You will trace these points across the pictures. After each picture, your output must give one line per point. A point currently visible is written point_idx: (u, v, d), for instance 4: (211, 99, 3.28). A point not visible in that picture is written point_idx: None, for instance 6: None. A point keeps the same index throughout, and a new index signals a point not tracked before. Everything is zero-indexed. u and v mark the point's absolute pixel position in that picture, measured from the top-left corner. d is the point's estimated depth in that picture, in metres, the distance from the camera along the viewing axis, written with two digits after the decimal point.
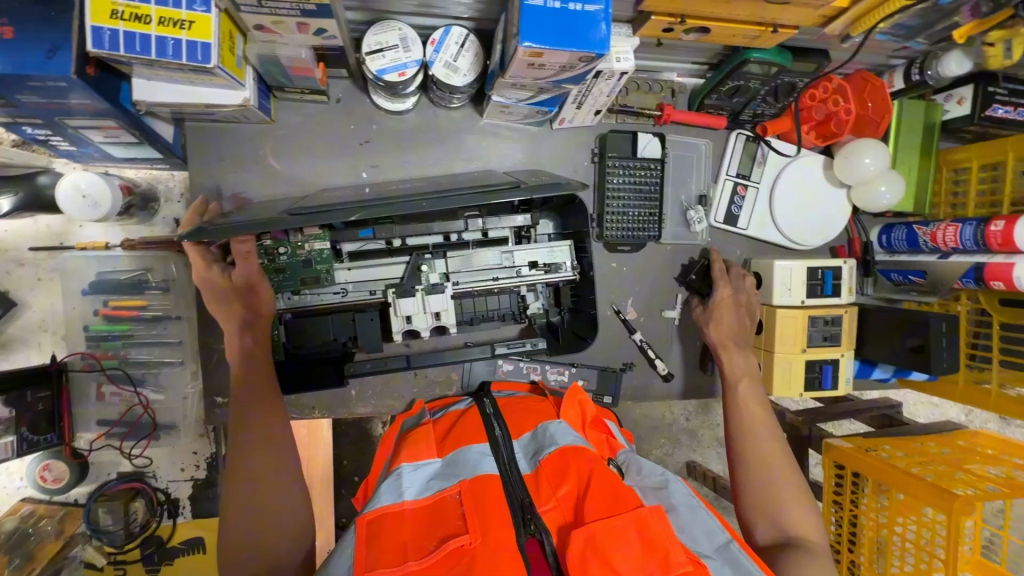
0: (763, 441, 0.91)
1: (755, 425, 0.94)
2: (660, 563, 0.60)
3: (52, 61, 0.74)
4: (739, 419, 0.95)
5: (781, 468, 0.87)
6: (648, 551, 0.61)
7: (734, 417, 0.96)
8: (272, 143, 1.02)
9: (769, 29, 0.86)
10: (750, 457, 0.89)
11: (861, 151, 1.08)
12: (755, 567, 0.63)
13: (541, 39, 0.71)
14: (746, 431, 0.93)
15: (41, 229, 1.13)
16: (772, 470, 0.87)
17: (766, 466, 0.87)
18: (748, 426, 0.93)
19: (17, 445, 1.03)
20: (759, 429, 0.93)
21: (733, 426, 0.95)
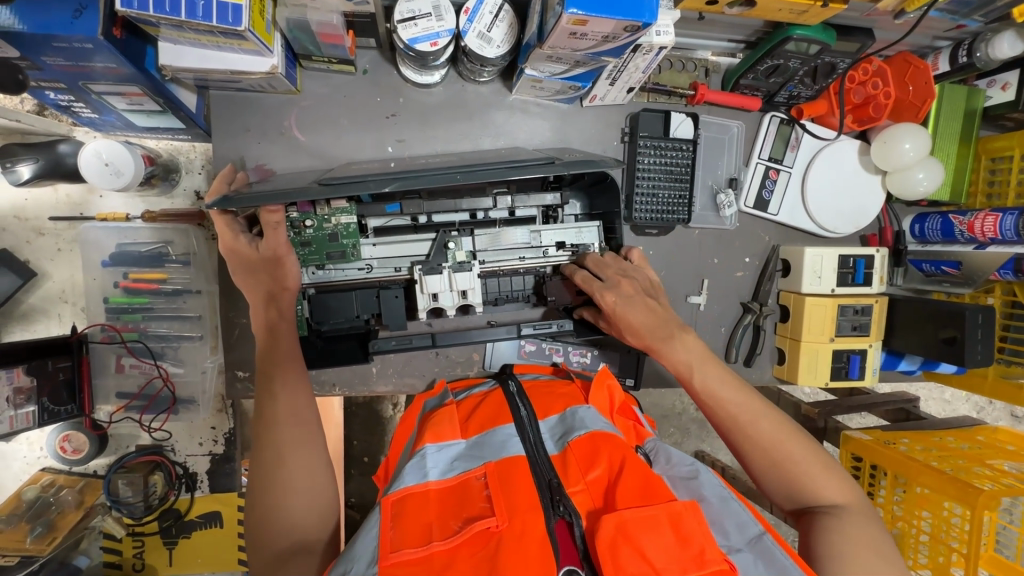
0: (756, 436, 0.80)
1: (740, 411, 0.82)
2: (694, 559, 0.58)
3: (79, 21, 0.72)
4: (722, 422, 0.83)
5: (792, 448, 0.78)
6: (681, 545, 0.59)
7: (716, 412, 0.83)
8: (297, 115, 1.00)
9: (818, 3, 0.82)
10: (758, 455, 0.79)
11: (899, 137, 1.05)
12: (789, 561, 0.60)
13: (588, 6, 0.68)
14: (736, 426, 0.81)
15: (61, 198, 1.12)
16: (784, 456, 0.78)
17: (778, 456, 0.78)
18: (735, 419, 0.82)
19: (38, 415, 1.02)
20: (747, 417, 0.81)
21: (719, 423, 0.84)
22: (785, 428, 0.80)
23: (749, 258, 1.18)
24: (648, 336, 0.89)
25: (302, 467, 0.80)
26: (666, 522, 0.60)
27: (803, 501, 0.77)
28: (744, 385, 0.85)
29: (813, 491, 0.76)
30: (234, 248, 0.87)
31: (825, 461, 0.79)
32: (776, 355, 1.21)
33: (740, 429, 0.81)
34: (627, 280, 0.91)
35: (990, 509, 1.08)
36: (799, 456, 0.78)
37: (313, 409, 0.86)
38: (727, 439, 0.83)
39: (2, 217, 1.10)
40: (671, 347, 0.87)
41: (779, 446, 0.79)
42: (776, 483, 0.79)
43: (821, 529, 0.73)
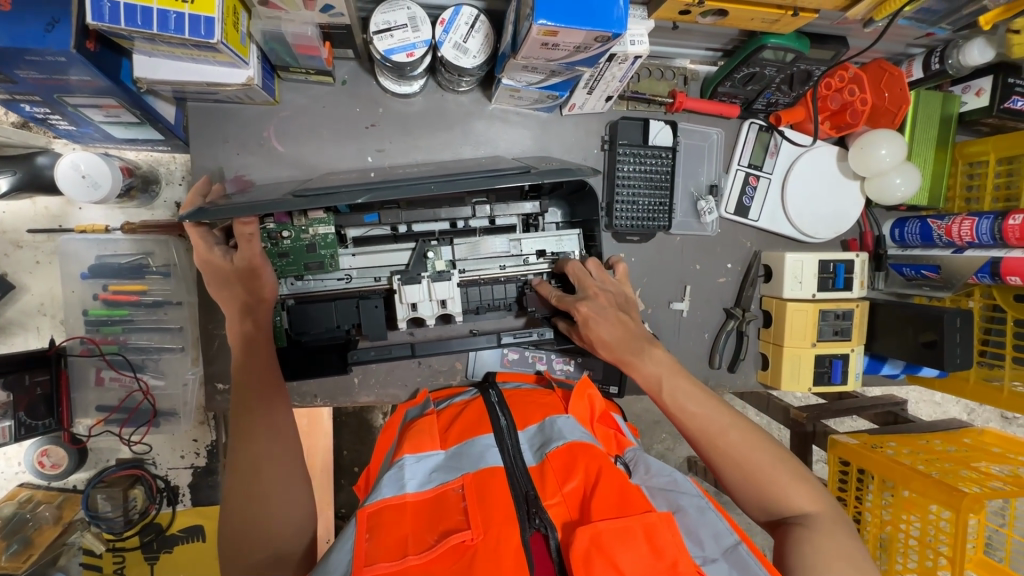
0: (725, 446, 0.80)
1: (710, 423, 0.82)
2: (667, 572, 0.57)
3: (51, 35, 0.72)
4: (691, 431, 0.83)
5: (762, 459, 0.78)
6: (654, 557, 0.58)
7: (687, 425, 0.83)
8: (276, 126, 1.00)
9: (789, 13, 0.83)
10: (729, 467, 0.79)
11: (876, 142, 1.06)
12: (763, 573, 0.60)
13: (558, 17, 0.69)
14: (706, 439, 0.81)
15: (40, 211, 1.11)
16: (755, 466, 0.78)
17: (748, 467, 0.78)
18: (705, 431, 0.82)
19: (14, 429, 1.01)
20: (717, 429, 0.81)
21: (691, 435, 0.84)
22: (754, 437, 0.80)
23: (731, 263, 1.19)
24: (620, 351, 0.89)
25: (277, 479, 0.79)
26: (640, 534, 0.60)
27: (775, 511, 0.77)
28: (713, 397, 0.85)
29: (784, 501, 0.76)
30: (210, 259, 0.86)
31: (796, 470, 0.78)
32: (759, 361, 1.22)
33: (710, 441, 0.81)
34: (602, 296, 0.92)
35: (975, 512, 1.09)
36: (767, 465, 0.78)
37: (290, 421, 0.87)
38: (699, 452, 0.83)
39: None
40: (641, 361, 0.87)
41: (748, 455, 0.79)
42: (749, 494, 0.78)
43: (793, 540, 0.73)
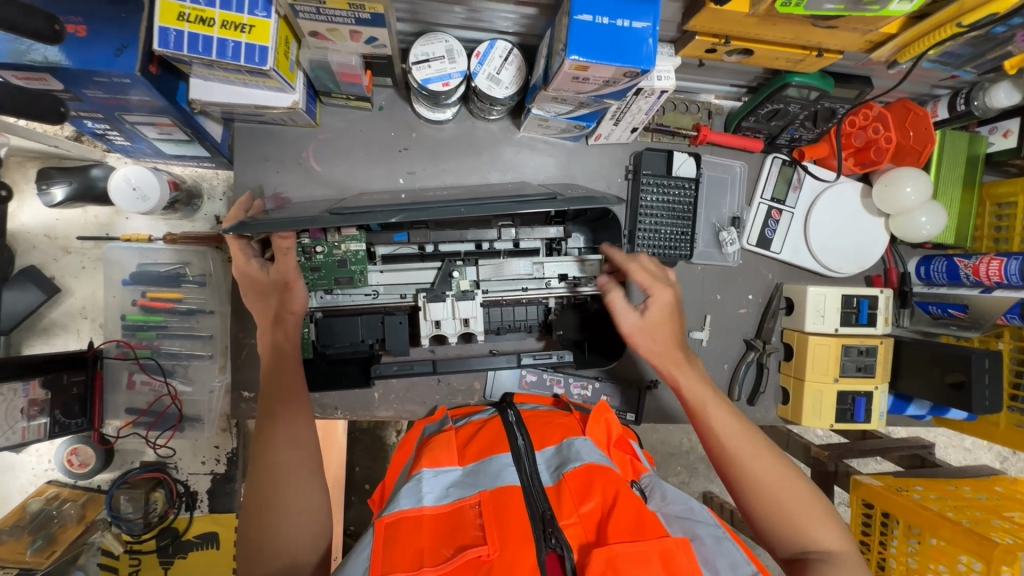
0: (756, 469, 0.79)
1: (742, 445, 0.82)
2: None
3: (120, 59, 0.79)
4: (721, 449, 0.82)
5: (790, 489, 0.78)
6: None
7: (716, 443, 0.83)
8: (315, 147, 1.05)
9: (813, 53, 0.86)
10: (754, 489, 0.78)
11: (901, 180, 1.07)
12: None
13: (589, 53, 0.72)
14: (735, 458, 0.81)
15: (90, 219, 1.17)
16: (784, 495, 0.77)
17: (776, 495, 0.77)
18: (735, 452, 0.81)
19: (49, 427, 1.04)
20: (748, 452, 0.81)
21: (717, 454, 0.83)
22: (783, 466, 0.80)
23: (752, 295, 1.19)
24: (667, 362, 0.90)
25: (297, 487, 0.81)
26: (656, 558, 0.59)
27: (796, 543, 0.75)
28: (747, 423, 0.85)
29: (809, 534, 0.75)
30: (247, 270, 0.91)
31: (822, 506, 0.78)
32: (780, 395, 1.20)
33: (738, 461, 0.81)
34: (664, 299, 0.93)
35: (1008, 565, 1.04)
36: (796, 495, 0.77)
37: (310, 429, 0.88)
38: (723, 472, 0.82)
39: (33, 236, 1.15)
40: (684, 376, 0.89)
41: (778, 481, 0.78)
42: (771, 521, 0.77)
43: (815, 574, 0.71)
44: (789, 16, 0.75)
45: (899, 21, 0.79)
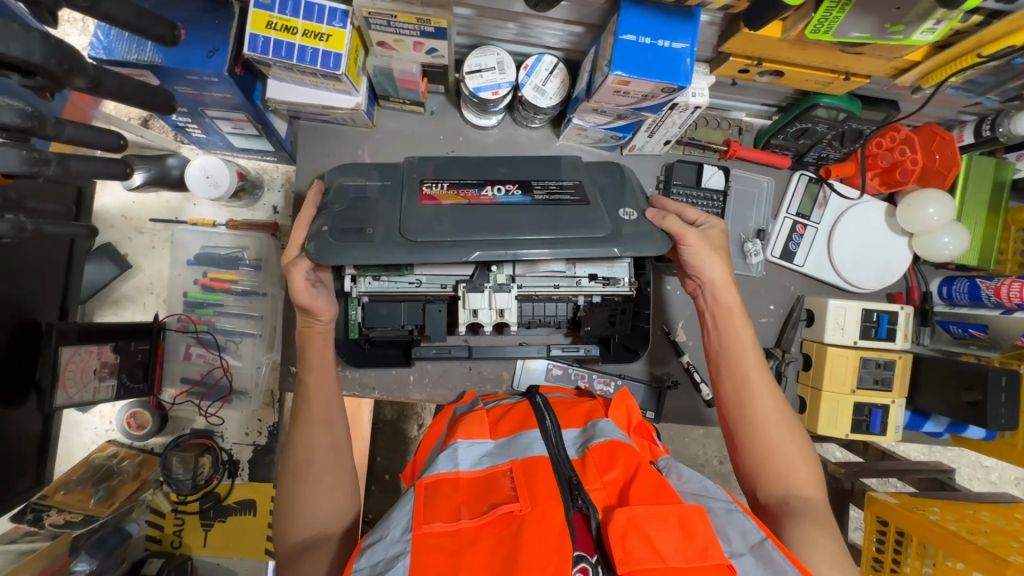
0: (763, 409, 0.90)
1: (757, 380, 0.92)
2: (697, 554, 0.63)
3: (211, 60, 0.89)
4: (735, 386, 0.93)
5: (786, 437, 0.88)
6: (687, 541, 0.64)
7: (734, 382, 0.93)
8: (370, 145, 1.14)
9: (841, 77, 0.91)
10: (755, 427, 0.89)
11: (924, 201, 1.11)
12: (788, 566, 0.64)
13: (631, 69, 0.79)
14: (747, 389, 0.92)
15: (162, 203, 1.29)
16: (779, 441, 0.88)
17: (773, 438, 0.88)
18: (751, 392, 0.91)
19: (116, 389, 1.15)
20: (761, 397, 0.91)
21: (730, 392, 0.93)
22: (786, 417, 0.90)
23: (774, 305, 1.23)
24: (718, 285, 0.97)
25: (326, 461, 0.89)
26: (674, 520, 0.65)
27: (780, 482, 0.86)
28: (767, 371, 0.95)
29: (791, 476, 0.86)
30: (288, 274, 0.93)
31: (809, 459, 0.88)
32: (797, 404, 1.23)
33: (749, 402, 0.91)
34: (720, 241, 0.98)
35: None
36: (791, 444, 0.88)
37: (342, 414, 0.96)
38: (731, 395, 0.93)
39: (111, 216, 1.27)
40: (731, 298, 0.97)
41: (779, 426, 0.89)
42: (761, 456, 0.88)
43: (789, 510, 0.82)
44: (818, 41, 0.81)
45: (923, 50, 0.84)
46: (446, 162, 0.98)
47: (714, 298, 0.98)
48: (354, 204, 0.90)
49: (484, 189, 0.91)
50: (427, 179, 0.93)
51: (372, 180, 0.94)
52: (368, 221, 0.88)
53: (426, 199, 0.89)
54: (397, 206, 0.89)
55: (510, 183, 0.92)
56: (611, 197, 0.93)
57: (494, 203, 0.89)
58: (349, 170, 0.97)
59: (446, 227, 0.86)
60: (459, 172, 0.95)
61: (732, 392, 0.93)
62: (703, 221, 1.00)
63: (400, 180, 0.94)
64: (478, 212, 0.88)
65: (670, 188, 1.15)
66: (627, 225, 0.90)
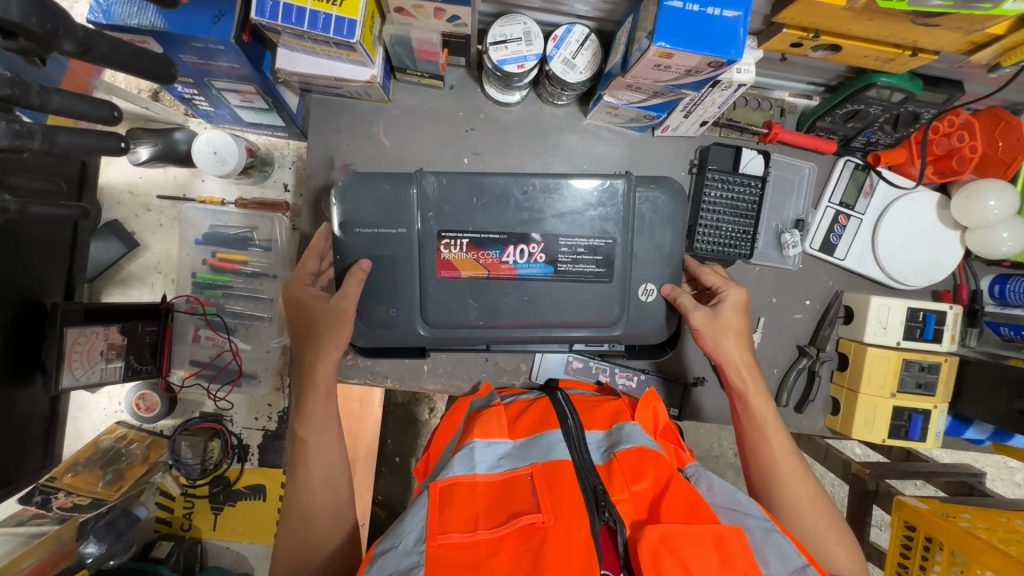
0: (793, 491, 0.85)
1: (784, 466, 0.87)
2: None
3: (217, 26, 0.83)
4: (759, 468, 0.88)
5: (820, 520, 0.83)
6: (724, 565, 0.60)
7: (756, 464, 0.89)
8: (386, 121, 1.08)
9: (907, 52, 0.82)
10: (784, 510, 0.84)
11: (984, 193, 1.01)
12: None
13: (676, 40, 0.71)
14: (774, 476, 0.86)
15: (169, 179, 1.24)
16: (812, 524, 0.83)
17: (805, 521, 0.83)
18: (777, 473, 0.86)
19: (123, 370, 1.12)
20: (787, 476, 0.86)
21: (755, 474, 0.89)
22: (818, 498, 0.85)
23: (810, 300, 1.16)
24: (736, 367, 0.92)
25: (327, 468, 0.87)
26: (709, 541, 0.61)
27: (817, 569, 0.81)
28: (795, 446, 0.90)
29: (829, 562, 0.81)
30: (344, 292, 0.90)
31: (846, 538, 0.83)
32: (830, 405, 1.17)
33: (777, 483, 0.86)
34: (736, 319, 0.94)
35: None
36: (825, 527, 0.83)
37: (345, 471, 0.88)
38: (757, 478, 0.88)
39: (118, 192, 1.23)
40: (750, 377, 0.92)
41: (812, 508, 0.84)
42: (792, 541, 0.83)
43: None
44: (888, 10, 0.72)
45: (1007, 22, 0.75)
46: (456, 194, 0.94)
47: (732, 377, 0.93)
48: (382, 269, 0.94)
49: (505, 254, 0.94)
50: (446, 232, 0.93)
51: (387, 230, 0.93)
52: (392, 300, 0.95)
53: (445, 271, 0.94)
54: (417, 277, 0.95)
55: (536, 244, 0.94)
56: (638, 269, 0.98)
57: (513, 276, 0.95)
58: (361, 212, 0.93)
59: (466, 307, 0.95)
60: (478, 219, 0.94)
61: (757, 474, 0.88)
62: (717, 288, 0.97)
63: (416, 230, 0.94)
64: (497, 287, 0.95)
65: (694, 240, 1.07)
66: (637, 307, 0.99)
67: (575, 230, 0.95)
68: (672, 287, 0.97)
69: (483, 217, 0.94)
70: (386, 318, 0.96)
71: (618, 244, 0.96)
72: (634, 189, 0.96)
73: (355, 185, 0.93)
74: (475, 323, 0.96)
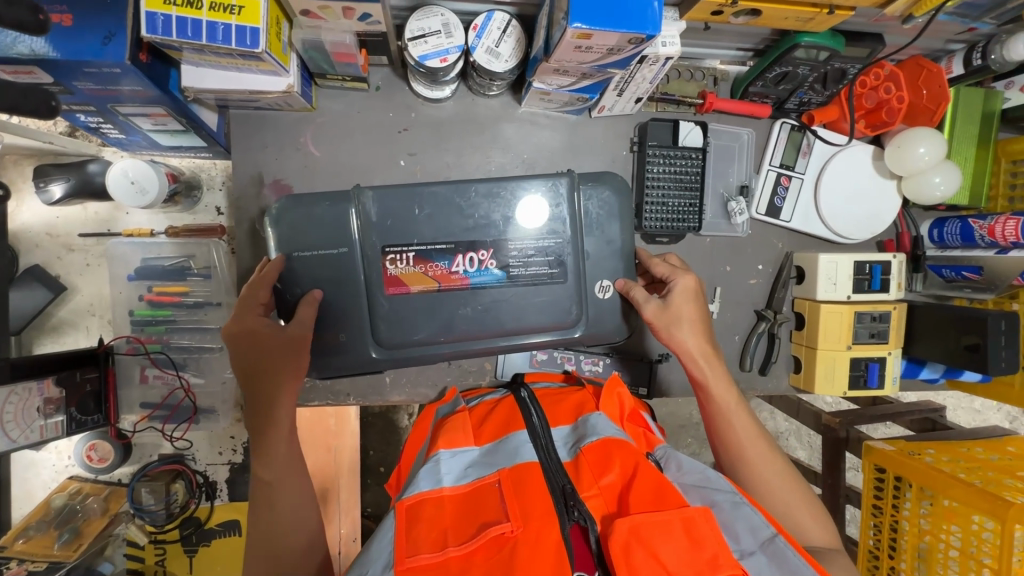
0: (759, 468, 0.85)
1: (749, 446, 0.86)
2: (706, 563, 0.59)
3: (108, 47, 0.76)
4: (726, 450, 0.88)
5: (789, 492, 0.83)
6: (693, 548, 0.60)
7: (722, 447, 0.88)
8: (314, 130, 1.03)
9: (824, 11, 0.82)
10: (754, 486, 0.85)
11: (915, 141, 1.03)
12: (801, 564, 0.61)
13: (592, 20, 0.69)
14: (740, 456, 0.86)
15: (90, 215, 1.16)
16: (782, 497, 0.83)
17: (774, 495, 0.83)
18: (742, 453, 0.86)
19: (66, 424, 1.05)
20: (753, 455, 0.86)
21: (723, 457, 0.89)
22: (785, 472, 0.85)
23: (762, 265, 1.17)
24: (692, 355, 0.90)
25: (292, 499, 0.83)
26: (677, 526, 0.61)
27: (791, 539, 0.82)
28: (758, 424, 0.90)
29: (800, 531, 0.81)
30: (301, 318, 0.86)
31: (815, 505, 0.84)
32: (791, 364, 1.19)
33: (744, 463, 0.86)
34: (689, 305, 0.92)
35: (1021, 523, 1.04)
36: (797, 497, 0.83)
37: (311, 501, 0.85)
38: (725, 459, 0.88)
39: (35, 235, 1.15)
40: (708, 363, 0.90)
41: (780, 482, 0.84)
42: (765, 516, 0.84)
43: None
44: None
45: None
46: (396, 205, 0.90)
47: (691, 365, 0.91)
48: (327, 288, 0.90)
49: (454, 264, 0.91)
50: (390, 246, 0.90)
51: (326, 251, 0.89)
52: (343, 321, 0.91)
53: (394, 287, 0.91)
54: (364, 296, 0.91)
55: (484, 250, 0.92)
56: (589, 259, 0.96)
57: (463, 284, 0.92)
58: (300, 232, 0.89)
59: (422, 321, 0.93)
60: (420, 229, 0.91)
61: (725, 456, 0.88)
62: (668, 277, 0.94)
63: (358, 248, 0.90)
64: (448, 297, 0.93)
65: (642, 218, 1.07)
66: (593, 302, 0.98)
67: (522, 232, 0.93)
68: (625, 280, 0.96)
69: (427, 227, 0.91)
70: (339, 340, 0.92)
71: (568, 243, 0.94)
72: (577, 188, 0.94)
73: (291, 210, 0.89)
74: (429, 332, 0.93)
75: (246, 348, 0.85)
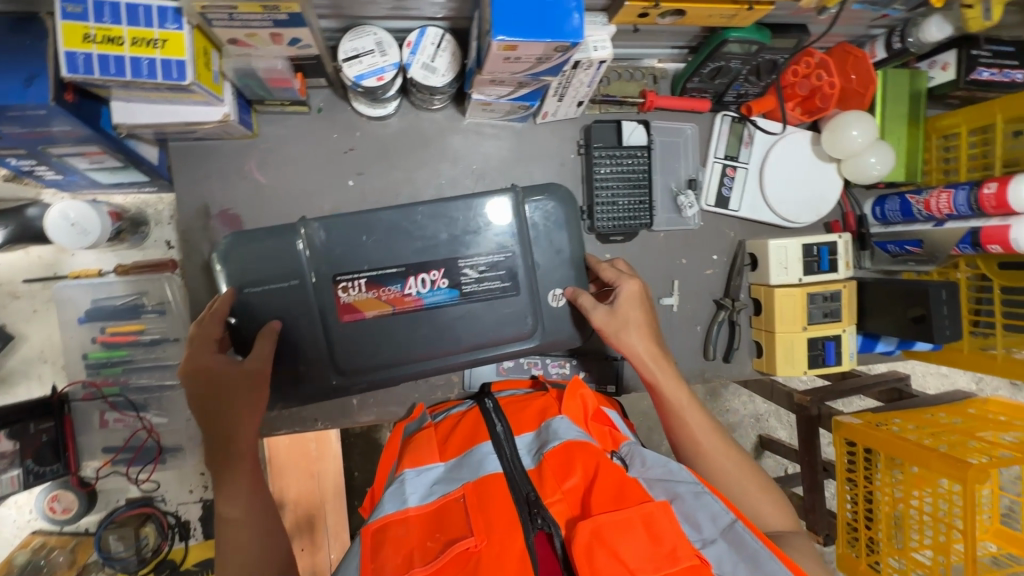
0: (716, 462, 0.87)
1: (705, 441, 0.88)
2: (667, 557, 0.60)
3: (29, 89, 0.74)
4: (684, 447, 0.89)
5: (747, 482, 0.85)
6: (654, 543, 0.61)
7: (680, 444, 0.90)
8: (258, 157, 1.02)
9: (744, 7, 0.85)
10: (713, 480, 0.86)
11: (848, 125, 1.07)
12: (759, 546, 0.63)
13: (516, 32, 0.70)
14: (697, 451, 0.88)
15: (34, 260, 1.13)
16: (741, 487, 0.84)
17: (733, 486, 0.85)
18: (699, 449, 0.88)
19: (23, 477, 1.06)
20: (709, 449, 0.87)
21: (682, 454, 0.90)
22: (742, 462, 0.86)
23: (716, 255, 1.20)
24: (641, 358, 0.92)
25: (260, 534, 0.81)
26: (637, 522, 0.62)
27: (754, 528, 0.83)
28: (713, 418, 0.91)
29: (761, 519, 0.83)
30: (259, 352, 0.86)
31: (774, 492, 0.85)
32: (754, 349, 1.22)
33: (702, 457, 0.88)
34: (635, 309, 0.93)
35: (981, 482, 1.06)
36: (754, 486, 0.85)
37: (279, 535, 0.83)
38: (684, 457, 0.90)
39: None
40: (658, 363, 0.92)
41: (737, 472, 0.85)
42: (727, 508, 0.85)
43: None
44: None
45: None
46: (345, 227, 0.90)
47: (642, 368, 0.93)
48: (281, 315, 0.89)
49: (407, 286, 0.91)
50: (340, 272, 0.90)
51: (279, 280, 0.89)
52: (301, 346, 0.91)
53: (348, 312, 0.91)
54: (319, 320, 0.91)
55: (436, 271, 0.92)
56: (543, 263, 0.97)
57: (418, 305, 0.92)
58: (249, 261, 0.88)
59: (382, 340, 0.93)
60: (371, 248, 0.91)
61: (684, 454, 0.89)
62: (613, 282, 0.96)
63: (309, 274, 0.89)
64: (406, 314, 0.93)
65: (595, 219, 1.09)
66: (551, 306, 0.99)
67: (473, 248, 0.93)
68: (575, 287, 0.97)
69: (378, 247, 0.91)
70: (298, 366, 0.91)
71: (519, 256, 0.95)
72: (523, 199, 0.95)
73: (237, 242, 0.88)
74: (390, 349, 0.93)
75: (200, 385, 0.82)
